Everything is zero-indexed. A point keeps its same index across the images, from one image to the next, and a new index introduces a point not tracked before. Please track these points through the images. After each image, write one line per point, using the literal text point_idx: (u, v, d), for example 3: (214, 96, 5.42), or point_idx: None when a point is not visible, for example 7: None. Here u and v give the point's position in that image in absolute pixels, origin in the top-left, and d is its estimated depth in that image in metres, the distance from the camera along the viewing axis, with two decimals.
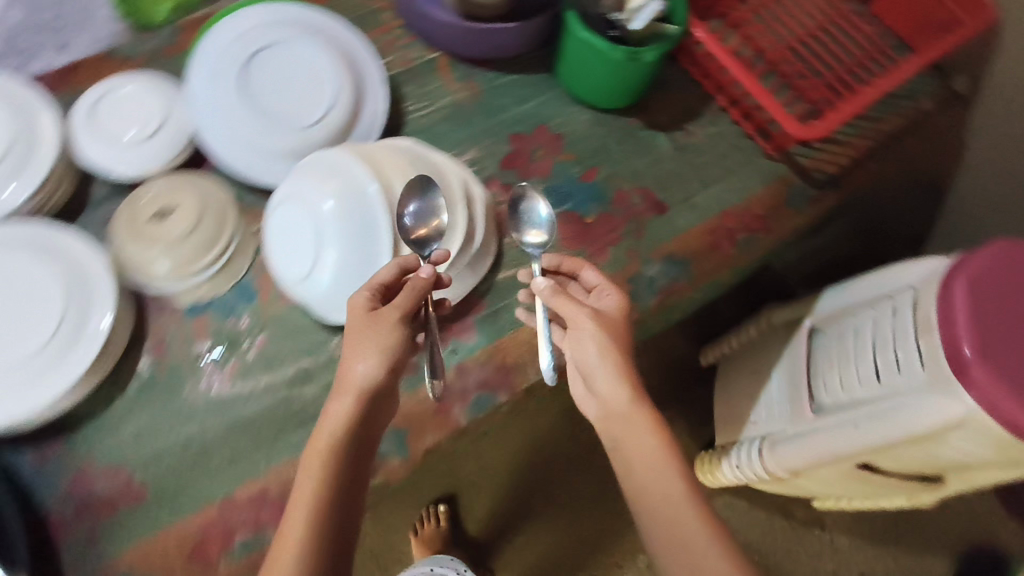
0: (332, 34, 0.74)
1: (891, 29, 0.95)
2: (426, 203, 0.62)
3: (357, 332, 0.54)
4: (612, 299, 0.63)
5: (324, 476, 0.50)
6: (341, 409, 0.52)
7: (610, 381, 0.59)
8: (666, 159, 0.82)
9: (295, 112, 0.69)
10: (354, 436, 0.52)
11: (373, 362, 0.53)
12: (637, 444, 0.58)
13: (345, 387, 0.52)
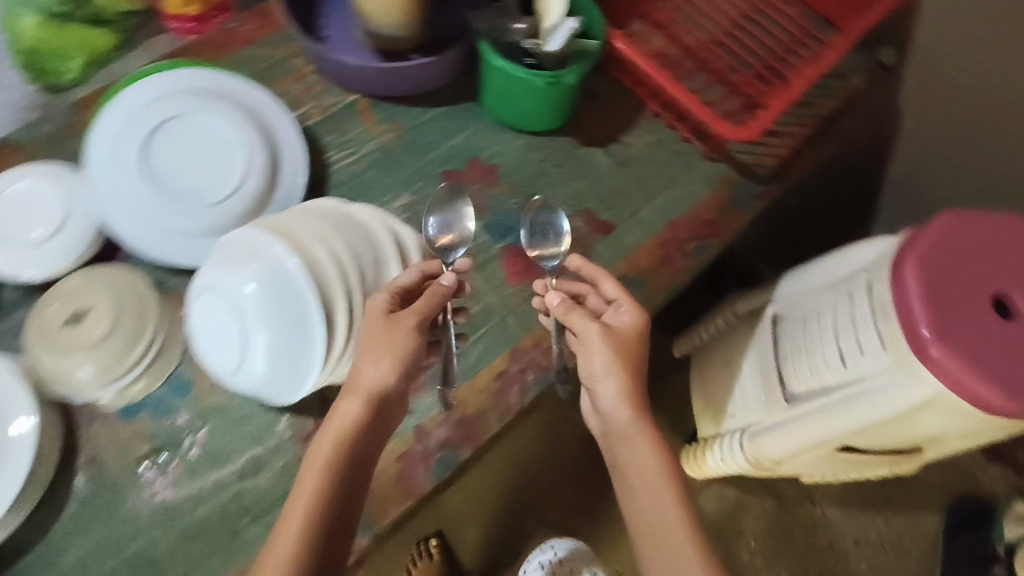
0: (236, 95, 0.69)
1: (815, 8, 0.91)
2: (450, 214, 0.70)
3: (371, 336, 0.57)
4: (631, 315, 0.64)
5: (330, 472, 0.54)
6: (350, 410, 0.55)
7: (611, 378, 0.62)
8: (606, 175, 0.79)
9: (207, 188, 0.66)
10: (364, 436, 0.55)
11: (385, 368, 0.56)
12: (634, 451, 0.63)
13: (356, 386, 0.56)
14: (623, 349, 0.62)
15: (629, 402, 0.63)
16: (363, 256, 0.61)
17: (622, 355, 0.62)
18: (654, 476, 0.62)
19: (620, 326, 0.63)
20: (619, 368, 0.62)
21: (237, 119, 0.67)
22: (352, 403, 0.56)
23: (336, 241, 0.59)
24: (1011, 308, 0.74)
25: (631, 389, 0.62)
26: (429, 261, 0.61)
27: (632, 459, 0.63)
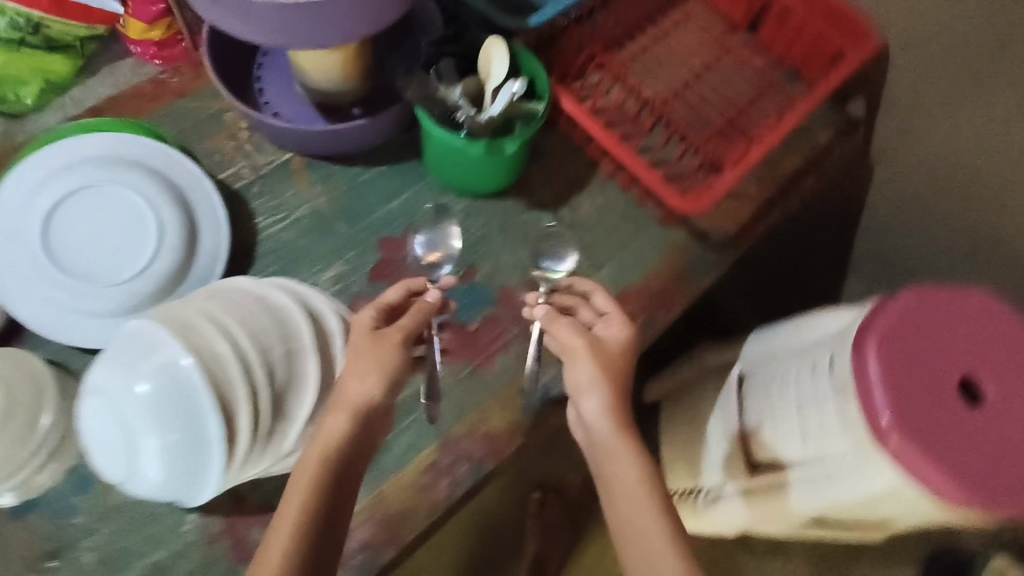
0: (155, 161, 0.65)
1: (783, 58, 0.87)
2: (435, 233, 0.73)
3: (358, 352, 0.58)
4: (620, 327, 0.62)
5: (316, 490, 0.52)
6: (335, 427, 0.55)
7: (595, 384, 0.59)
8: (554, 243, 0.75)
9: (115, 266, 0.62)
10: (350, 452, 0.55)
11: (373, 381, 0.57)
12: (621, 470, 0.56)
13: (343, 403, 0.56)
14: (613, 360, 0.61)
15: (616, 413, 0.59)
16: (273, 349, 0.57)
17: (611, 362, 0.60)
18: (643, 499, 0.55)
19: (610, 339, 0.62)
20: (607, 376, 0.59)
21: (151, 190, 0.63)
22: (336, 420, 0.55)
23: (241, 335, 0.56)
24: (980, 395, 0.69)
25: (617, 397, 0.59)
26: (415, 278, 0.65)
27: (622, 481, 0.56)
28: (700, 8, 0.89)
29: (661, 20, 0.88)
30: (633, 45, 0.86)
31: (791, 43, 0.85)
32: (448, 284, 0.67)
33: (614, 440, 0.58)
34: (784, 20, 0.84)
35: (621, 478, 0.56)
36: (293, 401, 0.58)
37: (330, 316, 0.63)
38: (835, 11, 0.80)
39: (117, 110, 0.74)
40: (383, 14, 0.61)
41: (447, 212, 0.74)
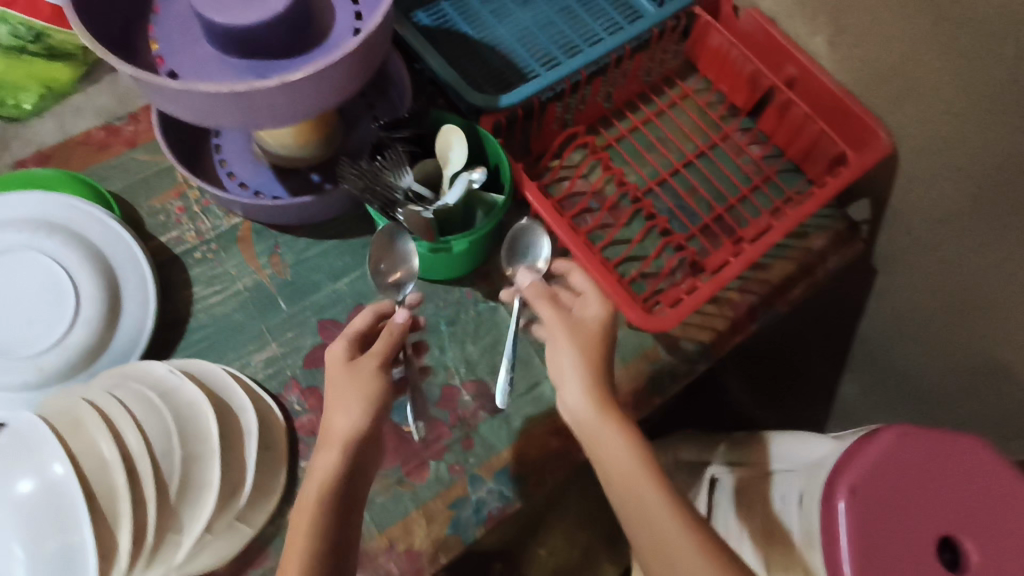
0: (83, 226, 0.61)
1: (782, 151, 0.81)
2: (397, 250, 0.62)
3: (337, 387, 0.53)
4: (598, 307, 0.57)
5: (319, 516, 0.47)
6: (326, 463, 0.49)
7: (576, 382, 0.53)
8: (507, 340, 0.69)
9: (27, 339, 0.58)
10: (349, 476, 0.50)
11: (359, 411, 0.51)
12: (622, 466, 0.49)
13: (332, 439, 0.51)
14: (590, 339, 0.55)
15: (594, 396, 0.52)
16: (170, 454, 0.53)
17: (589, 340, 0.55)
18: (655, 503, 0.47)
19: (590, 317, 0.56)
20: (588, 366, 0.53)
21: (73, 259, 0.60)
22: (328, 456, 0.50)
23: (134, 441, 0.51)
24: (963, 558, 0.56)
25: (598, 385, 0.53)
26: (379, 303, 0.60)
27: (629, 480, 0.49)
28: (699, 88, 0.84)
29: (655, 98, 0.83)
30: (622, 123, 0.81)
31: (791, 136, 0.79)
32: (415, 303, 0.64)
33: (612, 436, 0.50)
34: (785, 112, 0.78)
35: (632, 486, 0.49)
36: (189, 512, 0.53)
37: (249, 414, 0.60)
38: (841, 106, 0.73)
39: (65, 160, 0.71)
40: (330, 100, 0.54)
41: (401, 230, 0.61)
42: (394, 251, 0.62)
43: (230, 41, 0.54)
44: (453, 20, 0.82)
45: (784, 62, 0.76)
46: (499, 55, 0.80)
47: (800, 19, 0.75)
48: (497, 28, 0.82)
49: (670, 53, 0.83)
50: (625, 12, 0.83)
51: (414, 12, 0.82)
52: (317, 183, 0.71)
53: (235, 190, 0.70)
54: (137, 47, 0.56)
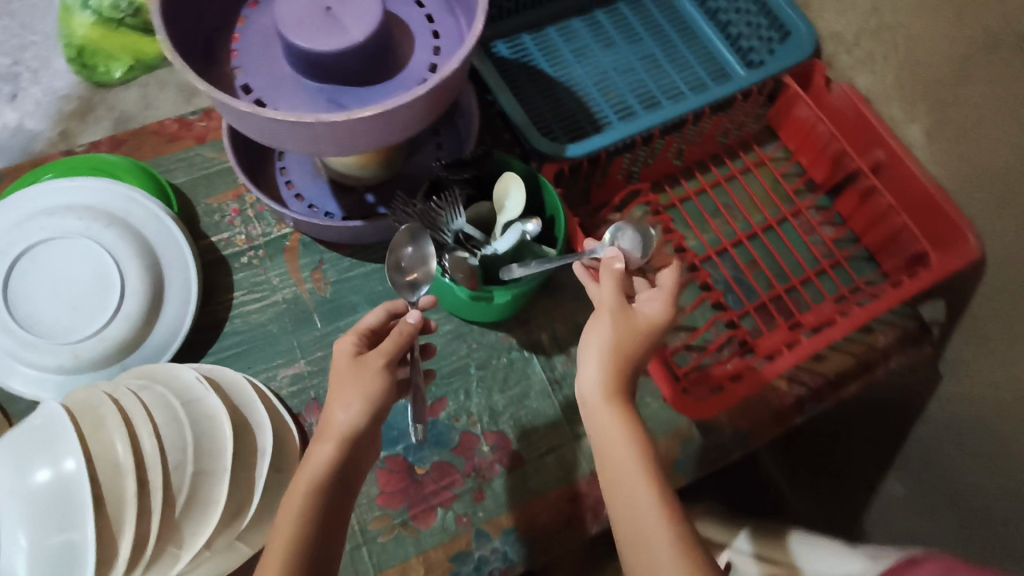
0: (140, 219, 0.62)
1: (857, 235, 0.76)
2: (417, 250, 0.58)
3: (336, 378, 0.49)
4: (662, 308, 0.50)
5: (306, 510, 0.45)
6: (319, 457, 0.46)
7: (600, 374, 0.47)
8: (535, 394, 0.67)
9: (70, 324, 0.59)
10: (340, 473, 0.47)
11: (357, 409, 0.47)
12: (624, 473, 0.45)
13: (327, 432, 0.47)
14: (633, 337, 0.48)
15: (609, 393, 0.47)
16: (182, 468, 0.53)
17: (630, 339, 0.48)
18: (651, 522, 0.43)
19: (645, 314, 0.49)
20: (614, 359, 0.47)
21: (125, 253, 0.61)
22: (322, 449, 0.47)
23: (149, 448, 0.51)
24: None
25: (615, 382, 0.47)
26: (395, 300, 0.55)
27: (627, 488, 0.44)
28: (777, 157, 0.80)
29: (728, 161, 0.80)
30: (690, 184, 0.79)
31: (869, 223, 0.74)
32: (428, 305, 0.56)
33: (619, 440, 0.46)
34: (866, 199, 0.73)
35: (634, 503, 0.44)
36: (191, 527, 0.53)
37: (266, 433, 0.59)
38: (930, 203, 0.68)
39: (136, 147, 0.72)
40: (393, 135, 0.53)
41: (424, 232, 0.58)
42: (414, 250, 0.58)
43: (305, 64, 0.54)
44: (533, 55, 0.81)
45: (873, 145, 0.71)
46: (574, 97, 0.78)
47: (898, 104, 0.70)
48: (576, 69, 0.80)
49: (751, 117, 0.79)
50: (712, 69, 0.81)
51: (495, 43, 0.81)
52: (371, 205, 0.70)
53: (290, 199, 0.70)
54: (217, 55, 0.56)
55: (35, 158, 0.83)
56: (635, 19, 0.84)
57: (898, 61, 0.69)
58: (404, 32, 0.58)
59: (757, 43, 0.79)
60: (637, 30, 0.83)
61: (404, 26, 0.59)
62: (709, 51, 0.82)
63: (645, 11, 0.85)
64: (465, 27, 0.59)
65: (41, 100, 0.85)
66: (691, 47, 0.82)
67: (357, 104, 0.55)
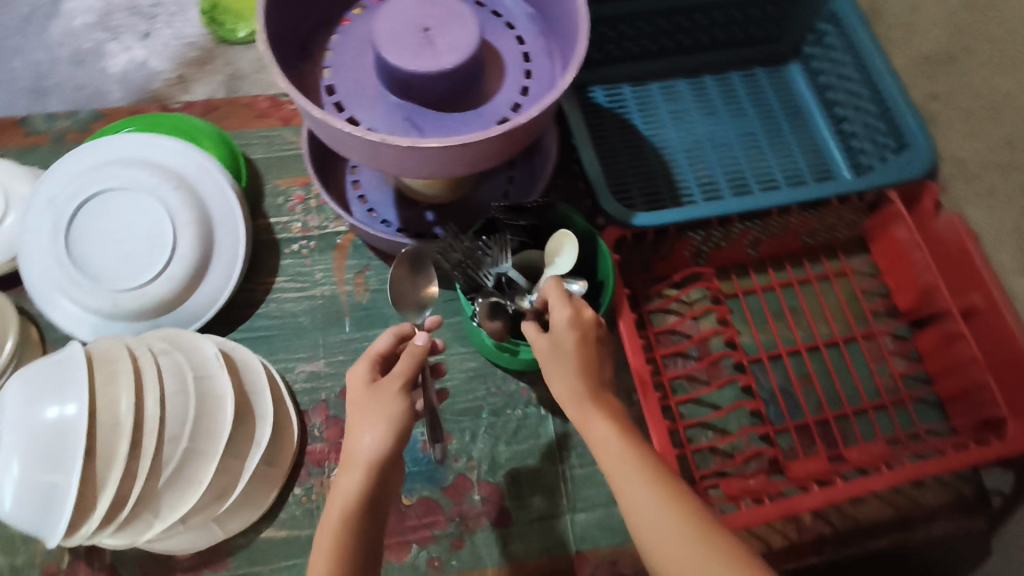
0: (207, 189, 0.64)
1: (931, 376, 0.69)
2: (420, 271, 0.62)
3: (355, 408, 0.47)
4: (563, 311, 0.48)
5: (344, 535, 0.42)
6: (348, 488, 0.44)
7: (566, 387, 0.48)
8: (540, 455, 0.64)
9: (117, 273, 0.61)
10: (372, 500, 0.44)
11: (379, 435, 0.45)
12: (615, 464, 0.44)
13: (353, 461, 0.45)
14: (566, 357, 0.48)
15: (576, 396, 0.47)
16: (175, 442, 0.52)
17: (568, 355, 0.48)
18: (654, 505, 0.41)
19: (562, 327, 0.48)
20: (578, 360, 0.48)
21: (183, 216, 0.62)
22: (349, 480, 0.44)
23: (150, 412, 0.51)
24: None
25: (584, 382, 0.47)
26: (401, 323, 0.52)
27: (622, 482, 0.43)
28: (862, 271, 0.75)
29: (806, 263, 0.75)
30: (759, 278, 0.74)
31: (946, 369, 0.67)
32: (435, 324, 0.55)
33: (603, 436, 0.45)
34: (948, 342, 0.67)
35: (635, 497, 0.42)
36: (170, 501, 0.53)
37: (265, 424, 0.59)
38: (1021, 368, 0.60)
39: (224, 116, 0.75)
40: (457, 168, 0.52)
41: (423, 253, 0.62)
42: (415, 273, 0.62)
43: (391, 80, 0.53)
44: (629, 108, 0.78)
45: (971, 288, 0.65)
46: (661, 161, 0.75)
47: (1010, 250, 0.62)
48: (669, 131, 0.77)
49: (844, 224, 0.73)
50: (815, 164, 0.78)
51: (593, 88, 0.79)
52: (429, 223, 0.70)
53: (353, 199, 0.70)
54: (313, 51, 0.57)
55: (153, 95, 0.87)
56: (744, 91, 0.81)
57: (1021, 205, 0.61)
58: (497, 65, 0.58)
59: (870, 145, 0.74)
60: (743, 103, 0.80)
61: (499, 59, 0.58)
62: (816, 145, 0.79)
63: (757, 87, 0.81)
64: (559, 71, 0.58)
65: (169, 42, 0.90)
66: (798, 138, 0.79)
67: (432, 129, 0.55)
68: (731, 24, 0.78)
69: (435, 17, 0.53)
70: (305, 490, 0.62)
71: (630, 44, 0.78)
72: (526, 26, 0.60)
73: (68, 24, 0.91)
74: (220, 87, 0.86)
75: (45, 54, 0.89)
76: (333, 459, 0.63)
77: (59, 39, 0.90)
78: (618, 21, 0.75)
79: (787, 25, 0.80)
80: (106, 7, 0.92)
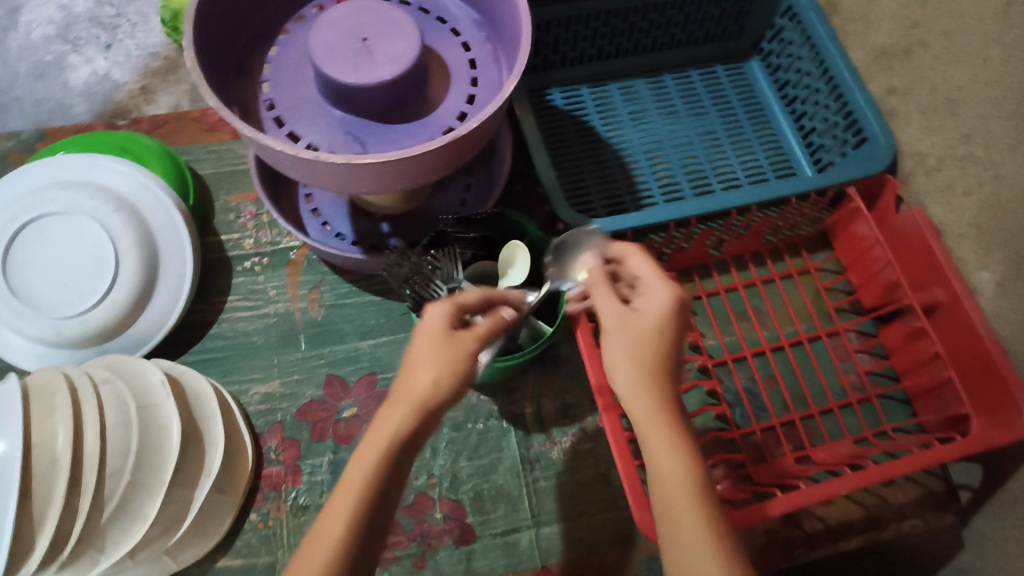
0: (150, 210, 0.62)
1: (898, 373, 0.69)
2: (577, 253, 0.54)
3: (422, 346, 0.39)
4: (663, 292, 0.42)
5: (372, 494, 0.35)
6: (392, 427, 0.36)
7: (632, 369, 0.41)
8: (502, 468, 0.63)
9: (59, 300, 0.60)
10: (407, 452, 0.37)
11: (441, 385, 0.37)
12: (668, 474, 0.38)
13: (407, 397, 0.37)
14: (640, 342, 0.41)
15: (647, 383, 0.40)
16: (119, 475, 0.51)
17: (647, 338, 0.41)
18: (692, 526, 0.36)
19: (651, 305, 0.42)
20: (659, 355, 0.41)
21: (126, 241, 0.60)
22: (396, 414, 0.37)
23: (91, 445, 0.50)
24: None
25: (656, 375, 0.41)
26: (499, 280, 0.46)
27: (669, 494, 0.38)
28: (825, 268, 0.74)
29: (770, 262, 0.74)
30: (723, 278, 0.73)
31: (912, 365, 0.67)
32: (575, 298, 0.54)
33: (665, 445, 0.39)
34: (914, 339, 0.66)
35: (673, 509, 0.37)
36: (115, 535, 0.51)
37: (216, 451, 0.57)
38: (984, 364, 0.59)
39: (175, 131, 0.73)
40: (399, 183, 0.50)
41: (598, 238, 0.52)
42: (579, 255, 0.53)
43: (330, 93, 0.52)
44: (588, 109, 0.77)
45: (933, 283, 0.64)
46: (621, 164, 0.74)
47: (971, 243, 0.61)
48: (630, 132, 0.76)
49: (807, 220, 0.73)
50: (777, 162, 0.77)
51: (551, 90, 0.78)
52: (384, 234, 0.68)
53: (306, 214, 0.68)
54: (251, 66, 0.56)
55: (110, 109, 0.84)
56: (704, 89, 0.80)
57: (980, 198, 0.60)
58: (442, 73, 0.56)
59: (830, 141, 0.73)
60: (703, 101, 0.79)
61: (444, 67, 0.56)
62: (778, 142, 0.78)
63: (718, 85, 0.80)
64: (506, 77, 0.56)
65: (131, 53, 0.87)
66: (759, 136, 0.78)
67: (374, 143, 0.53)
68: (688, 21, 0.77)
69: (372, 27, 0.51)
70: (262, 516, 0.60)
71: (587, 44, 0.76)
72: (471, 32, 0.58)
73: (26, 37, 0.88)
74: (174, 101, 0.84)
75: (3, 68, 0.86)
76: (290, 482, 0.61)
77: (13, 51, 0.87)
78: (572, 22, 0.73)
79: (745, 21, 0.79)
80: (62, 20, 0.89)
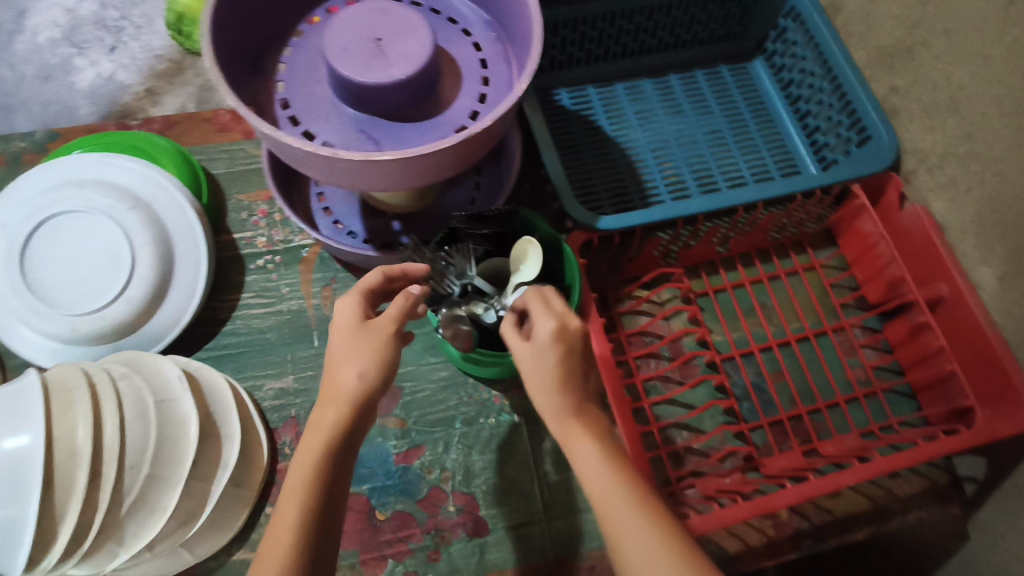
0: (164, 208, 0.63)
1: (902, 368, 0.70)
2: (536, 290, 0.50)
3: (339, 341, 0.42)
4: (546, 322, 0.43)
5: (314, 486, 0.38)
6: (326, 421, 0.40)
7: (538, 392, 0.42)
8: (514, 462, 0.64)
9: (74, 297, 0.60)
10: (344, 447, 0.40)
11: (369, 372, 0.41)
12: (590, 474, 0.39)
13: (336, 392, 0.41)
14: (538, 369, 0.42)
15: (561, 394, 0.41)
16: (136, 469, 0.51)
17: (541, 367, 0.41)
18: (623, 517, 0.37)
19: (539, 338, 0.42)
20: (557, 377, 0.41)
21: (140, 238, 0.61)
22: (329, 412, 0.40)
23: (111, 440, 0.50)
24: None
25: (566, 391, 0.41)
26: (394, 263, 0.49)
27: (595, 491, 0.39)
28: (830, 265, 0.75)
29: (776, 259, 0.75)
30: (729, 275, 0.74)
31: (916, 359, 0.68)
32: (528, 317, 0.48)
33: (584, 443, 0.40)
34: (917, 334, 0.67)
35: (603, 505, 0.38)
36: (132, 528, 0.52)
37: (232, 445, 0.58)
38: (989, 356, 0.60)
39: (185, 131, 0.74)
40: (414, 179, 0.51)
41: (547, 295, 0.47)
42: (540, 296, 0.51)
43: (346, 91, 0.53)
44: (594, 108, 0.78)
45: (936, 278, 0.65)
46: (627, 162, 0.75)
47: (973, 238, 0.62)
48: (636, 131, 0.77)
49: (812, 217, 0.74)
50: (781, 160, 0.78)
51: (558, 90, 0.79)
52: (395, 232, 0.69)
53: (318, 212, 0.69)
54: (266, 65, 0.57)
55: (119, 110, 0.85)
56: (709, 88, 0.81)
57: (981, 194, 0.61)
58: (454, 72, 0.57)
59: (833, 139, 0.74)
60: (708, 101, 0.80)
61: (455, 66, 0.57)
62: (782, 140, 0.79)
63: (722, 85, 0.81)
64: (516, 77, 0.57)
65: (139, 55, 0.88)
66: (764, 134, 0.79)
67: (389, 141, 0.54)
68: (693, 22, 0.78)
69: (386, 27, 0.52)
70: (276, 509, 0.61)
71: (593, 45, 0.77)
72: (482, 32, 0.59)
73: (33, 39, 0.89)
74: (182, 102, 0.84)
75: (10, 71, 0.87)
76: None
77: (21, 54, 0.88)
78: (578, 23, 0.74)
79: (749, 21, 0.80)
80: (69, 23, 0.90)
